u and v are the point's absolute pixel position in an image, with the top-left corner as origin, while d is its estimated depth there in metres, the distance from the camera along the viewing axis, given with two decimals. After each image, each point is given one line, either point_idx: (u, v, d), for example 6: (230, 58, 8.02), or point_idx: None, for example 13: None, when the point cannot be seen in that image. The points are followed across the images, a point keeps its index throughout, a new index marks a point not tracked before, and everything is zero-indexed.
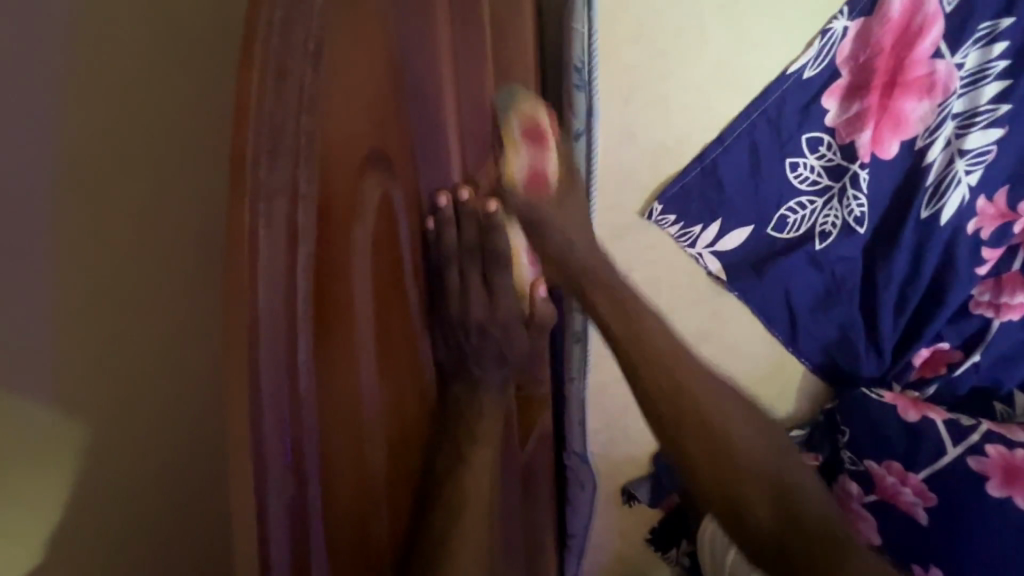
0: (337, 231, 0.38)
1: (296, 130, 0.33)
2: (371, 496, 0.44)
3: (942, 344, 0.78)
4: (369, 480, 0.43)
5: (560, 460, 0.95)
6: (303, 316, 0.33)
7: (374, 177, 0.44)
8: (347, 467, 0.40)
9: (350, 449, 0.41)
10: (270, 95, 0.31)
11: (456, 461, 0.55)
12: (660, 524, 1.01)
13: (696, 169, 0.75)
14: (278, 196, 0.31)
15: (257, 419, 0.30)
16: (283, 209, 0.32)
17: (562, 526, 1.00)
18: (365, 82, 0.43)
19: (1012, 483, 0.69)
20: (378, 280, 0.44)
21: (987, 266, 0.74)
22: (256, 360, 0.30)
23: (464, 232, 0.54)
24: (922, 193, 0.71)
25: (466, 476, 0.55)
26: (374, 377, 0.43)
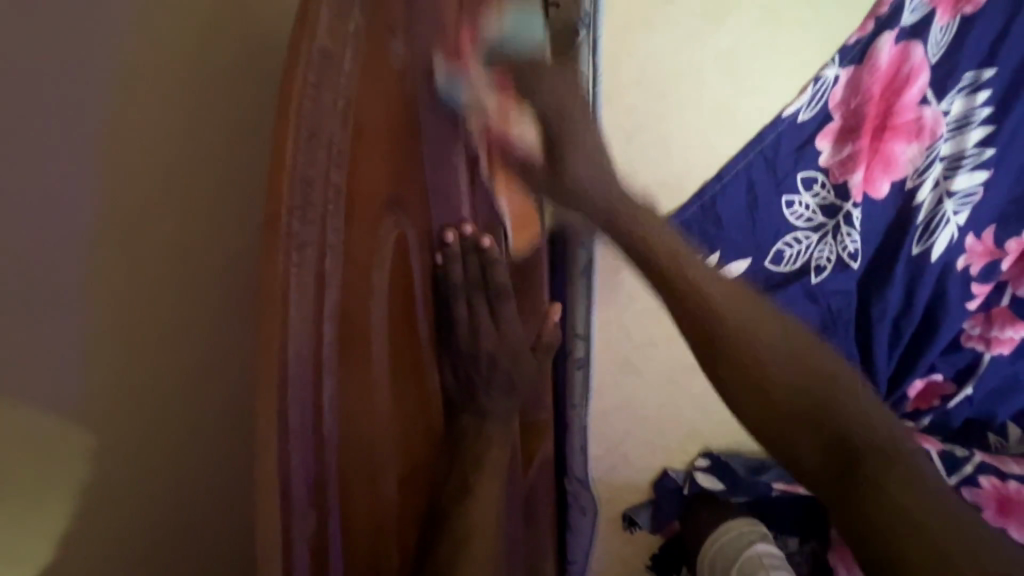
0: (359, 274, 0.41)
1: (326, 184, 0.36)
2: (384, 525, 0.46)
3: (937, 376, 0.79)
4: (382, 510, 0.45)
5: (561, 485, 0.97)
6: (330, 356, 0.36)
7: (391, 219, 0.47)
8: (363, 497, 0.42)
9: (366, 481, 0.42)
10: (304, 154, 0.34)
11: (462, 490, 0.57)
12: (660, 551, 1.02)
13: (696, 205, 0.78)
14: (309, 246, 0.34)
15: (284, 453, 0.32)
16: (312, 260, 0.34)
17: (563, 551, 1.01)
18: (385, 131, 0.46)
19: (1007, 515, 0.70)
20: (392, 317, 0.47)
21: (977, 301, 0.77)
22: (286, 399, 0.32)
23: (470, 268, 0.57)
24: (913, 230, 0.74)
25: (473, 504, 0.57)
26: (388, 410, 0.46)
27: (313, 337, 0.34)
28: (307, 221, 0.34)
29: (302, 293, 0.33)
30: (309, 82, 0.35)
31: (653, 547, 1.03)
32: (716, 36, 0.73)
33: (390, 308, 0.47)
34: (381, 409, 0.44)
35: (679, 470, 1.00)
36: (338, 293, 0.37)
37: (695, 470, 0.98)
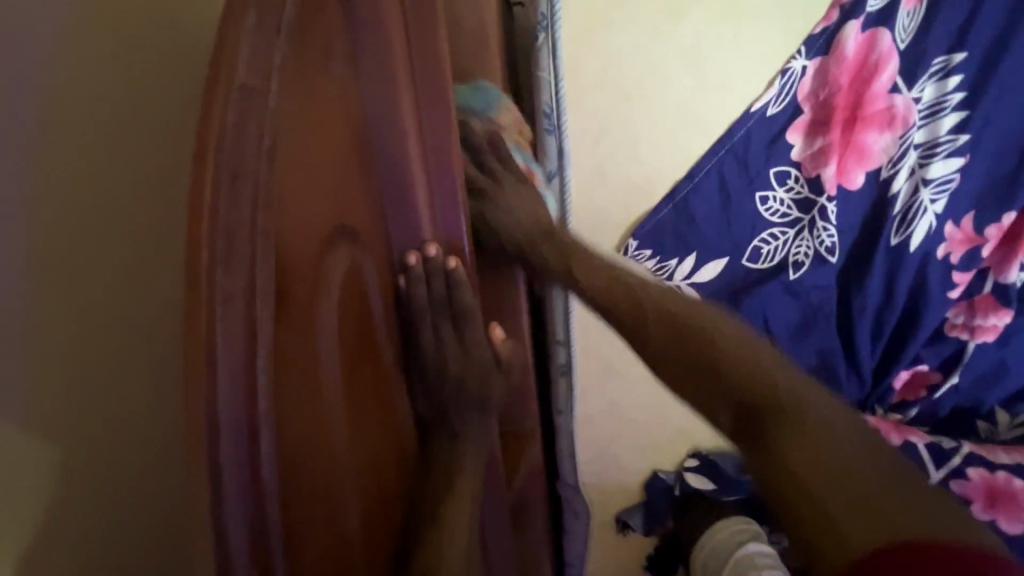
0: (298, 313, 0.40)
1: (252, 228, 0.35)
2: (348, 564, 0.45)
3: (921, 366, 0.78)
4: (344, 548, 0.44)
5: (554, 490, 0.96)
6: (266, 408, 0.34)
7: (341, 250, 0.45)
8: (316, 542, 0.41)
9: (319, 525, 0.41)
10: (224, 197, 0.33)
11: (435, 518, 0.55)
12: (655, 552, 1.00)
13: (668, 207, 0.76)
14: (236, 295, 0.33)
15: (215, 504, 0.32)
16: (240, 311, 0.33)
17: (561, 555, 1.00)
18: (323, 157, 0.44)
19: (995, 505, 0.70)
20: (344, 349, 0.45)
21: (959, 289, 0.75)
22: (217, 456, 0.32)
23: (434, 288, 0.54)
24: (890, 221, 0.73)
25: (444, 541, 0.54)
26: (346, 447, 0.44)
27: (245, 391, 0.33)
28: (228, 272, 0.33)
29: (229, 348, 0.32)
30: (229, 121, 0.34)
31: (648, 549, 1.02)
32: (679, 34, 0.72)
33: (343, 344, 0.45)
34: (331, 452, 0.43)
35: (669, 471, 0.99)
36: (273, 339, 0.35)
37: (685, 471, 0.97)
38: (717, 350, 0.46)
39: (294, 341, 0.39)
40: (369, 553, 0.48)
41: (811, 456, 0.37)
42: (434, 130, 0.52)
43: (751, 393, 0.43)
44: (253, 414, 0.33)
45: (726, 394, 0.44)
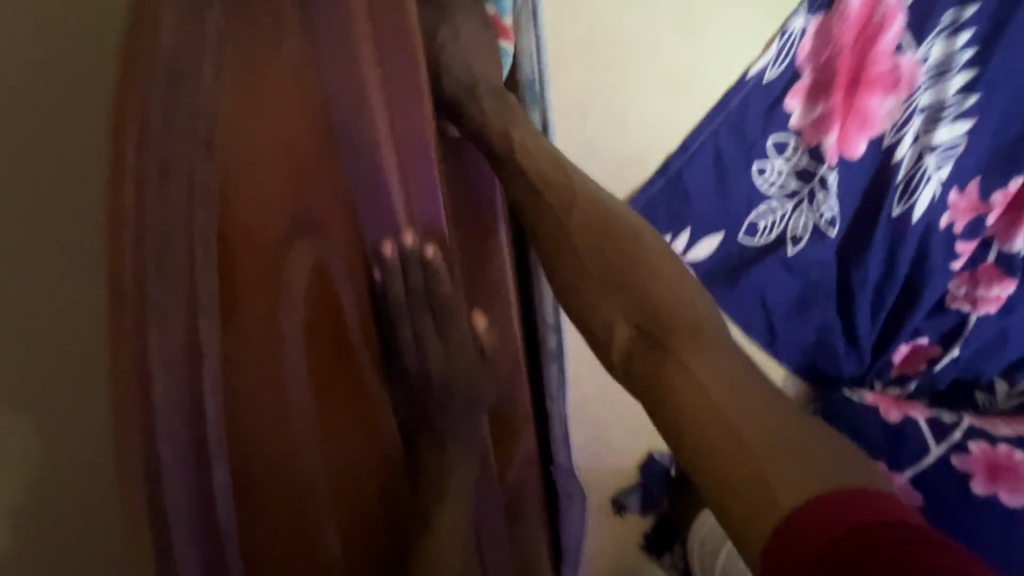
0: (258, 318, 0.37)
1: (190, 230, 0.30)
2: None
3: (921, 339, 0.76)
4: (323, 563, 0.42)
5: (549, 475, 0.93)
6: (214, 428, 0.32)
7: (301, 247, 0.40)
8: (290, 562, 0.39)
9: (295, 541, 0.39)
10: (152, 196, 0.29)
11: (423, 523, 0.53)
12: (651, 531, 1.00)
13: (660, 180, 0.72)
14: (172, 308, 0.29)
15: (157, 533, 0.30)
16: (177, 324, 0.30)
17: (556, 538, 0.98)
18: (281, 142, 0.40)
19: (996, 480, 0.69)
20: (316, 353, 0.42)
21: (961, 259, 0.72)
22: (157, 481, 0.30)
23: (412, 283, 0.49)
24: (893, 190, 0.69)
25: (431, 543, 0.53)
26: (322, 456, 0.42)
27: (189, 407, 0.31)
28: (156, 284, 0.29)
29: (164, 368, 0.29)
30: (157, 107, 0.29)
31: (646, 529, 1.02)
32: None
33: (310, 351, 0.41)
34: (298, 470, 0.39)
35: (664, 452, 0.98)
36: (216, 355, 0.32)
37: None
38: (654, 283, 0.44)
39: (250, 352, 0.35)
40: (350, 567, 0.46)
41: (731, 397, 0.36)
42: (403, 108, 0.46)
43: (669, 318, 0.42)
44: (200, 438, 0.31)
45: (626, 312, 0.43)
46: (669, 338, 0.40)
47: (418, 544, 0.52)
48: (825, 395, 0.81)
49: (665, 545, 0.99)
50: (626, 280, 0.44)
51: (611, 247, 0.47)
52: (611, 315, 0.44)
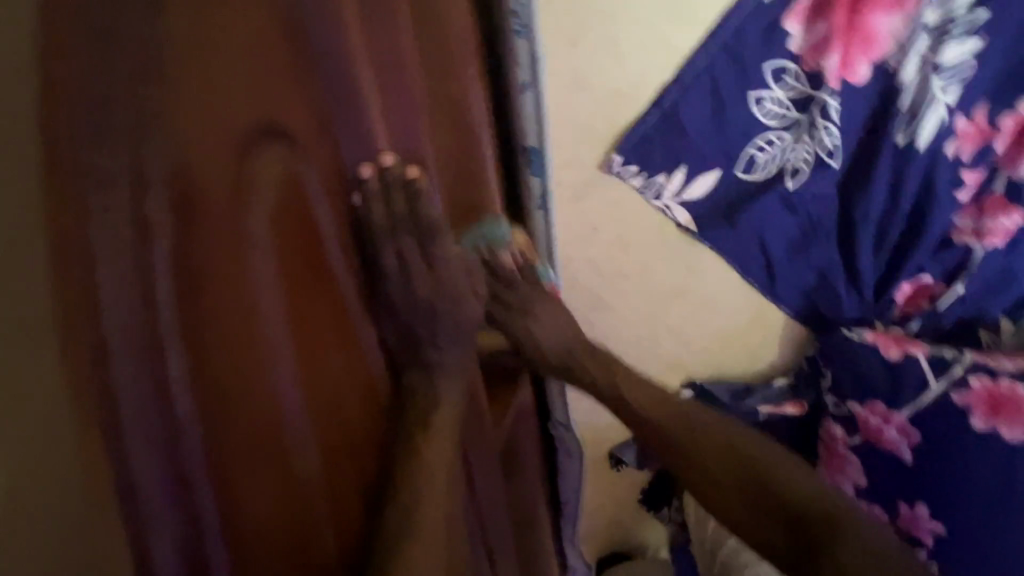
0: (216, 224, 0.33)
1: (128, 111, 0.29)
2: (311, 514, 0.39)
3: (924, 277, 0.74)
4: (305, 497, 0.39)
5: (545, 430, 0.92)
6: (169, 322, 0.31)
7: (268, 153, 0.37)
8: (267, 487, 0.36)
9: (267, 471, 0.36)
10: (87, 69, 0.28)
11: (409, 455, 0.51)
12: (649, 486, 0.98)
13: (654, 114, 0.70)
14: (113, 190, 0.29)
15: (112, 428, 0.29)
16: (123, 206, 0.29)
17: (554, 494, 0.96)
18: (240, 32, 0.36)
19: (997, 414, 0.67)
20: (288, 275, 0.38)
21: (967, 190, 0.70)
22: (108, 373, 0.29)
23: (394, 205, 0.47)
24: (897, 116, 0.66)
25: (421, 480, 0.50)
26: (298, 384, 0.39)
27: (140, 298, 0.30)
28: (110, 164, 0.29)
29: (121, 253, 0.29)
30: None
31: (642, 482, 1.01)
32: None
33: (282, 264, 0.38)
34: (271, 391, 0.36)
35: None
36: (171, 245, 0.31)
37: None
38: (709, 446, 0.66)
39: (214, 251, 0.33)
40: (333, 503, 0.43)
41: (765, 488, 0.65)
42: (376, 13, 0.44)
43: (720, 439, 0.67)
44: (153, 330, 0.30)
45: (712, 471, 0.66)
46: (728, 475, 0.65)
47: (404, 479, 0.51)
48: (826, 338, 0.79)
49: (662, 498, 0.97)
50: (684, 419, 0.67)
51: (665, 403, 0.68)
52: (716, 474, 0.66)
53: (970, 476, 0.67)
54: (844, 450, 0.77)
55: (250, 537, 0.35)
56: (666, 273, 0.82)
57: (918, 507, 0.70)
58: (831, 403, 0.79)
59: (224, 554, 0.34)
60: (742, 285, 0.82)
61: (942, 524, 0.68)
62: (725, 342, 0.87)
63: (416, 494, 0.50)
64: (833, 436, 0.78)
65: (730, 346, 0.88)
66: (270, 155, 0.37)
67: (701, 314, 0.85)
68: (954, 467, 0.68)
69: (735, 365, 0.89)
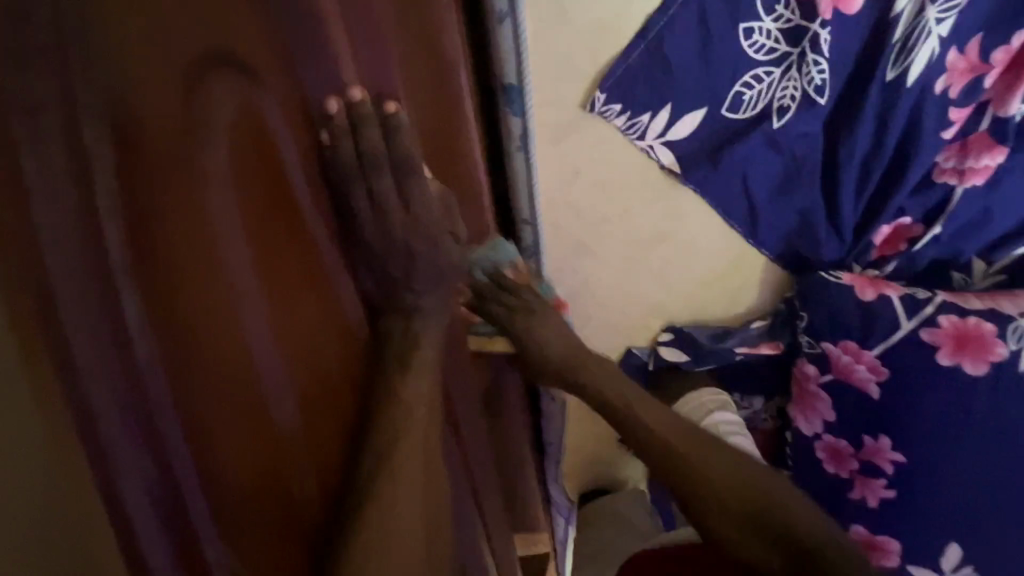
0: (168, 159, 0.31)
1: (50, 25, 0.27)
2: (289, 455, 0.40)
3: (905, 218, 0.74)
4: (281, 439, 0.39)
5: None
6: (125, 269, 0.29)
7: (222, 82, 0.34)
8: (240, 431, 0.36)
9: (241, 415, 0.36)
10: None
11: (388, 395, 0.52)
12: None
13: (639, 47, 0.67)
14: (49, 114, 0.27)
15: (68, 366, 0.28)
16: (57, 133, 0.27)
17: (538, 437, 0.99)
18: None
19: (961, 350, 0.71)
20: (251, 216, 0.37)
21: (953, 129, 0.68)
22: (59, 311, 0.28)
23: (366, 141, 0.45)
24: (888, 50, 0.64)
25: (399, 416, 0.52)
26: (271, 327, 0.38)
27: (87, 237, 0.28)
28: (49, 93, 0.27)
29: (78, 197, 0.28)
30: None
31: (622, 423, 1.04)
32: None
33: (245, 204, 0.36)
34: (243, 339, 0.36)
35: (643, 347, 0.95)
36: (118, 177, 0.29)
37: (659, 345, 0.92)
38: (778, 507, 0.66)
39: (180, 196, 0.32)
40: (315, 446, 0.44)
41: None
42: None
43: (765, 508, 0.67)
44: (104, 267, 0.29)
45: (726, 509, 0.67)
46: (778, 519, 0.66)
47: (386, 415, 0.52)
48: (805, 281, 0.80)
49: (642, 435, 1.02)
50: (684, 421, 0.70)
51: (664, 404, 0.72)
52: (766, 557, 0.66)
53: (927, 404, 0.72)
54: (816, 388, 0.80)
55: (227, 485, 0.35)
56: (648, 216, 0.82)
57: (881, 437, 0.74)
58: (805, 343, 0.80)
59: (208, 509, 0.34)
60: (724, 228, 0.82)
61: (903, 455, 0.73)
62: (706, 285, 0.88)
63: (394, 431, 0.52)
64: (806, 374, 0.80)
65: (710, 291, 0.89)
66: (228, 91, 0.35)
67: (683, 258, 0.85)
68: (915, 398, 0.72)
69: (716, 307, 0.90)
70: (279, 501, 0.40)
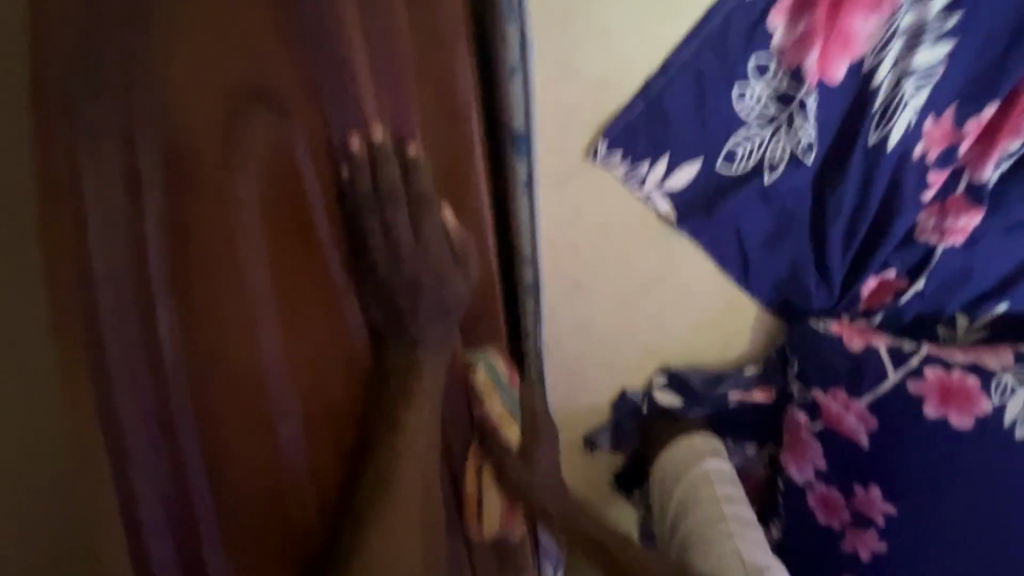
0: (204, 186, 0.34)
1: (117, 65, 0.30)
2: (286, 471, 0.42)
3: (890, 272, 0.78)
4: (279, 455, 0.41)
5: None
6: (160, 282, 0.33)
7: (256, 116, 0.37)
8: (244, 441, 0.39)
9: (246, 427, 0.38)
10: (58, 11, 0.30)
11: (388, 425, 0.52)
12: (624, 469, 1.01)
13: (640, 103, 0.72)
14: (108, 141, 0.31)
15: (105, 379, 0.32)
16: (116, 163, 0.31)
17: None
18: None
19: (947, 403, 0.72)
20: (272, 240, 0.39)
21: (932, 190, 0.73)
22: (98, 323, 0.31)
23: (385, 175, 0.48)
24: (870, 116, 0.69)
25: (398, 449, 0.51)
26: (281, 346, 0.40)
27: (130, 257, 0.32)
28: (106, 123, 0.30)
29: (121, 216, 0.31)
30: None
31: (614, 466, 1.03)
32: None
33: (267, 229, 0.38)
34: (255, 356, 0.38)
35: (637, 390, 0.96)
36: (162, 197, 0.32)
37: (654, 387, 0.94)
38: None
39: (210, 219, 0.34)
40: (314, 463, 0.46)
41: None
42: None
43: None
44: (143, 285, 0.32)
45: None
46: None
47: (384, 445, 0.51)
48: (795, 329, 0.82)
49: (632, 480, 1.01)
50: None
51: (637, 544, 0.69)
52: None
53: (918, 453, 0.72)
54: (807, 436, 0.81)
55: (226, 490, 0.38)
56: (645, 260, 0.84)
57: (873, 489, 0.75)
58: (796, 391, 0.83)
59: (210, 505, 0.38)
60: (717, 273, 0.85)
61: (894, 506, 0.74)
62: (700, 329, 0.90)
63: (390, 466, 0.50)
64: (798, 422, 0.82)
65: (704, 335, 0.91)
66: (260, 125, 0.37)
67: (678, 301, 0.88)
68: (905, 449, 0.73)
69: (709, 350, 0.92)
70: (274, 511, 0.42)
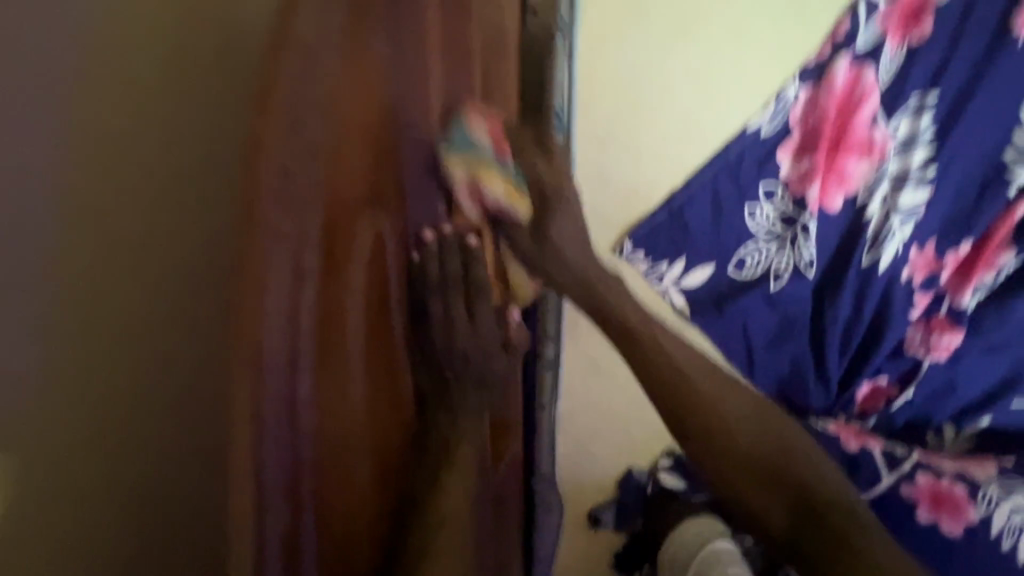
0: (333, 275, 0.44)
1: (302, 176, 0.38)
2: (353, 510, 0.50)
3: (882, 378, 0.85)
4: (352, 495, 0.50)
5: (530, 485, 0.96)
6: (305, 354, 0.40)
7: (366, 219, 0.47)
8: (332, 486, 0.47)
9: (335, 472, 0.47)
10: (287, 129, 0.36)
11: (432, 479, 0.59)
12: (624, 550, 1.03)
13: (663, 212, 0.82)
14: (283, 242, 0.37)
15: (257, 433, 0.37)
16: (287, 255, 0.37)
17: (528, 540, 1.00)
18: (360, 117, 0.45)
19: (938, 509, 0.76)
20: (365, 317, 0.49)
21: (918, 309, 0.82)
22: (262, 387, 0.37)
23: (448, 265, 0.55)
24: (862, 242, 0.79)
25: (441, 501, 0.59)
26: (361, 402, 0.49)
27: (290, 332, 0.38)
28: (283, 230, 0.37)
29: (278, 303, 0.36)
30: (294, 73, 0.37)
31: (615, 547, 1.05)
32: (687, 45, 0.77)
33: (364, 309, 0.48)
34: (330, 411, 0.45)
35: (643, 470, 1.02)
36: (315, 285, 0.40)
37: (660, 468, 0.99)
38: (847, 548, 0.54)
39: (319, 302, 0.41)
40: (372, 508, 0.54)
41: None
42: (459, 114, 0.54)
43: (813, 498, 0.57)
44: (293, 357, 0.39)
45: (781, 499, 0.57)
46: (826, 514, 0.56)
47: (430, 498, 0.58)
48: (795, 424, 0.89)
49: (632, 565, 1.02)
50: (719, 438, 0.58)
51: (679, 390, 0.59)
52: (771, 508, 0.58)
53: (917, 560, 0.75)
54: None
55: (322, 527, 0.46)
56: None
57: None
58: None
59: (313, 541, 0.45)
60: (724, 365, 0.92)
61: None
62: None
63: (434, 514, 0.58)
64: None
65: None
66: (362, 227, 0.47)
67: (685, 389, 0.94)
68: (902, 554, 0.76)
69: None
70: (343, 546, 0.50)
